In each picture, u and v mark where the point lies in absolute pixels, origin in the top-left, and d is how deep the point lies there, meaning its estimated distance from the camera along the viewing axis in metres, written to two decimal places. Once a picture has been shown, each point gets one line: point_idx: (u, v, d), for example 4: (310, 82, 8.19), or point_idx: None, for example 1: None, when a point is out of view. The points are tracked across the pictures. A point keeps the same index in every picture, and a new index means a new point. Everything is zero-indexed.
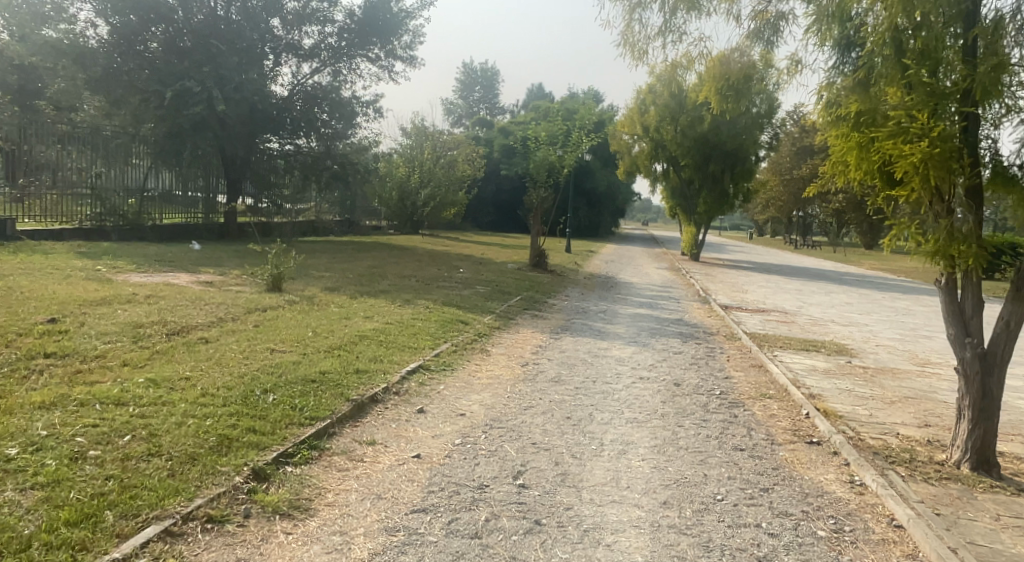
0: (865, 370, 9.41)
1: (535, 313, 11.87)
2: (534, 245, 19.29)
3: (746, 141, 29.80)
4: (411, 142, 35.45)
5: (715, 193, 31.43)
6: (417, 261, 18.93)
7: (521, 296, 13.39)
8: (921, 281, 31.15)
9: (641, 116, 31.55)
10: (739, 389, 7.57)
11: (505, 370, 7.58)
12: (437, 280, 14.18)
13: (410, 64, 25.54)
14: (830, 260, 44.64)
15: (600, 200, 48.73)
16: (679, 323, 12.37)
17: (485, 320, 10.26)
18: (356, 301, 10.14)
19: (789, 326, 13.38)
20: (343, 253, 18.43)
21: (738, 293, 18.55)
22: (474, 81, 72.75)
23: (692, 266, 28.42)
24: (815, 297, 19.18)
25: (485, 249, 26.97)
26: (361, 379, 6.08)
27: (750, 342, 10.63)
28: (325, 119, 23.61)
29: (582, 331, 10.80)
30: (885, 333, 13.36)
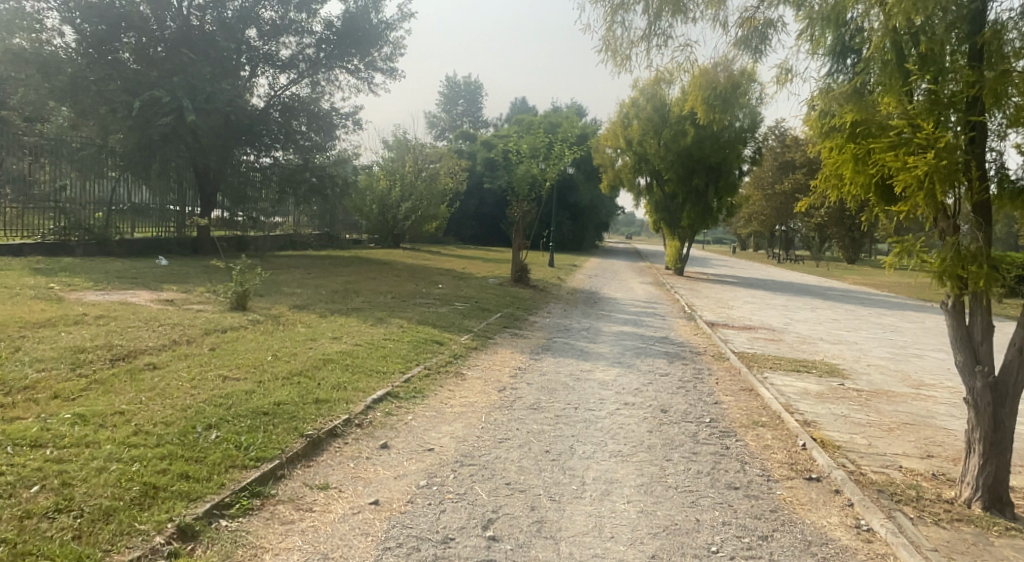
0: (859, 394, 8.99)
1: (515, 332, 11.39)
2: (515, 261, 18.83)
3: (729, 155, 29.58)
4: (392, 155, 35.00)
5: (698, 207, 31.15)
6: (395, 276, 18.42)
7: (501, 313, 12.90)
8: (905, 296, 31.05)
9: (624, 129, 31.31)
10: (730, 417, 7.11)
11: (480, 396, 7.08)
12: (414, 297, 13.68)
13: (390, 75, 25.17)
14: (813, 274, 44.57)
15: (583, 214, 48.48)
16: (665, 342, 11.93)
17: (462, 340, 9.76)
18: (325, 321, 9.60)
19: (776, 344, 12.98)
20: (319, 269, 17.87)
21: (723, 310, 18.17)
22: (457, 95, 72.61)
23: (676, 281, 28.08)
24: (801, 313, 18.86)
25: (466, 264, 26.47)
26: (320, 411, 5.56)
27: (738, 363, 10.20)
28: (305, 132, 23.39)
29: (564, 351, 10.32)
30: (874, 351, 12.99)
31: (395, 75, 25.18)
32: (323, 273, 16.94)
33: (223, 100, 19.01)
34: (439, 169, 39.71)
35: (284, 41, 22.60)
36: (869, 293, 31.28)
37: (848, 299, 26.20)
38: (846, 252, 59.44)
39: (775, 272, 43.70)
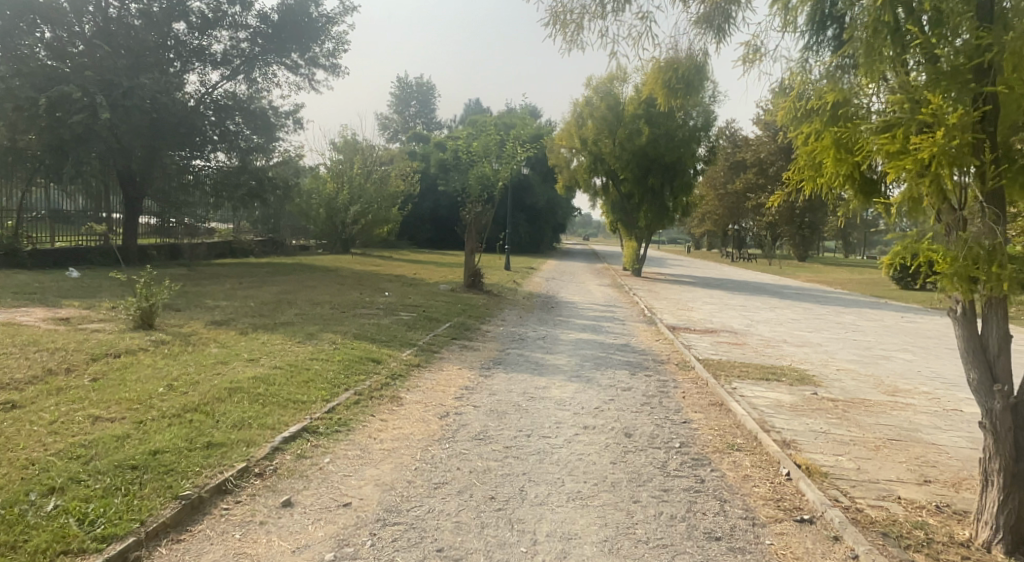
0: (836, 403, 8.24)
1: (463, 344, 10.41)
2: (467, 264, 17.83)
3: (685, 153, 29.11)
4: (339, 156, 33.69)
5: (654, 207, 30.55)
6: (338, 284, 17.28)
7: (449, 323, 11.89)
8: (860, 293, 30.93)
9: (578, 129, 30.60)
10: (702, 440, 6.26)
11: (416, 426, 6.09)
12: (355, 307, 12.59)
13: (333, 72, 23.96)
14: (769, 273, 44.56)
15: (539, 215, 47.71)
16: (626, 350, 11.09)
17: (403, 356, 8.75)
18: (245, 338, 8.57)
19: (741, 348, 12.25)
20: (254, 278, 16.66)
21: (683, 312, 17.48)
22: (409, 95, 71.20)
23: (634, 282, 27.44)
24: (761, 314, 18.28)
25: (417, 269, 25.36)
26: (210, 460, 4.59)
27: (704, 372, 9.39)
28: (244, 132, 22.30)
29: (517, 364, 9.38)
30: (842, 354, 12.36)
31: (338, 72, 24.01)
32: (258, 282, 15.74)
33: (143, 95, 17.44)
34: (390, 171, 38.49)
35: (216, 35, 21.27)
36: (825, 291, 31.09)
37: (806, 298, 25.88)
38: (798, 250, 59.94)
39: (731, 271, 43.55)
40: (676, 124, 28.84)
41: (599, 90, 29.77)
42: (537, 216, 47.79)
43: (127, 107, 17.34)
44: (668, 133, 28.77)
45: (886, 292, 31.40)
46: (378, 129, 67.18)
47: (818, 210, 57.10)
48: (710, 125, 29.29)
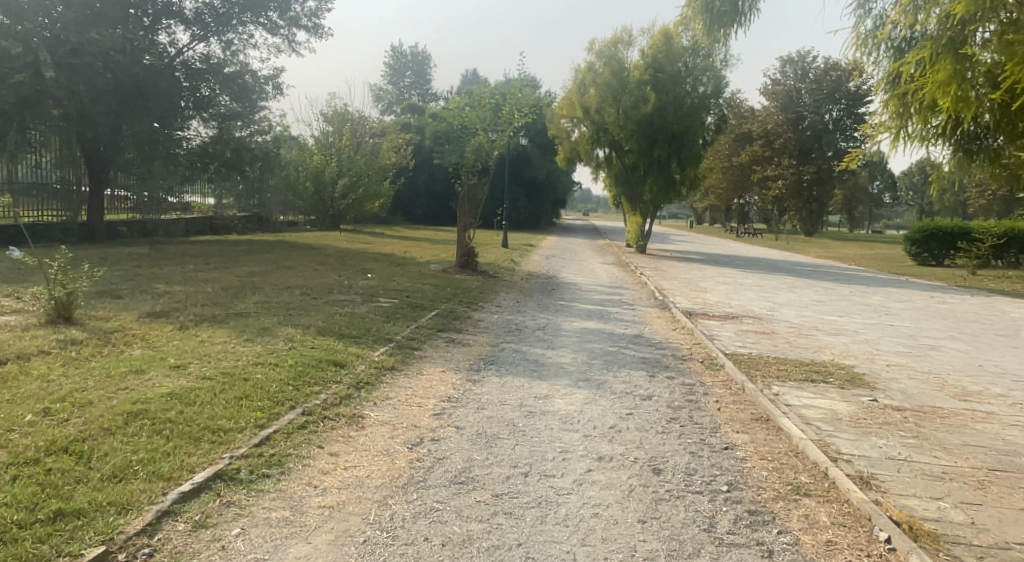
0: (905, 415, 6.69)
1: (451, 338, 8.85)
2: (460, 242, 16.27)
3: (694, 123, 27.44)
4: (328, 128, 31.99)
5: (661, 179, 28.89)
6: (317, 264, 15.70)
7: (436, 311, 10.35)
8: (878, 270, 29.30)
9: (580, 98, 28.82)
10: (756, 480, 4.74)
11: (376, 464, 4.54)
12: (330, 293, 11.05)
13: (316, 34, 22.36)
14: (777, 249, 42.90)
15: (538, 190, 45.95)
16: (639, 344, 9.52)
17: (375, 358, 7.17)
18: (183, 335, 7.04)
19: (769, 338, 10.69)
20: (224, 257, 15.16)
21: (695, 294, 15.93)
22: (404, 65, 69.10)
23: (639, 260, 25.89)
24: (781, 296, 16.70)
25: (408, 247, 23.79)
26: (41, 547, 3.09)
27: (737, 372, 7.85)
28: (221, 99, 21.22)
29: (513, 364, 7.81)
30: (884, 344, 10.80)
31: (321, 35, 22.40)
32: (227, 262, 14.22)
33: (94, 52, 16.00)
34: (381, 144, 36.76)
35: None
36: (840, 267, 29.51)
37: (821, 275, 24.33)
38: (804, 225, 58.35)
39: (737, 247, 41.97)
40: (684, 90, 27.22)
41: (604, 55, 28.15)
42: (537, 190, 46.06)
43: (78, 66, 15.99)
44: (676, 100, 27.11)
45: (903, 269, 29.87)
46: (372, 100, 65.21)
47: (825, 182, 55.57)
48: (720, 92, 27.64)
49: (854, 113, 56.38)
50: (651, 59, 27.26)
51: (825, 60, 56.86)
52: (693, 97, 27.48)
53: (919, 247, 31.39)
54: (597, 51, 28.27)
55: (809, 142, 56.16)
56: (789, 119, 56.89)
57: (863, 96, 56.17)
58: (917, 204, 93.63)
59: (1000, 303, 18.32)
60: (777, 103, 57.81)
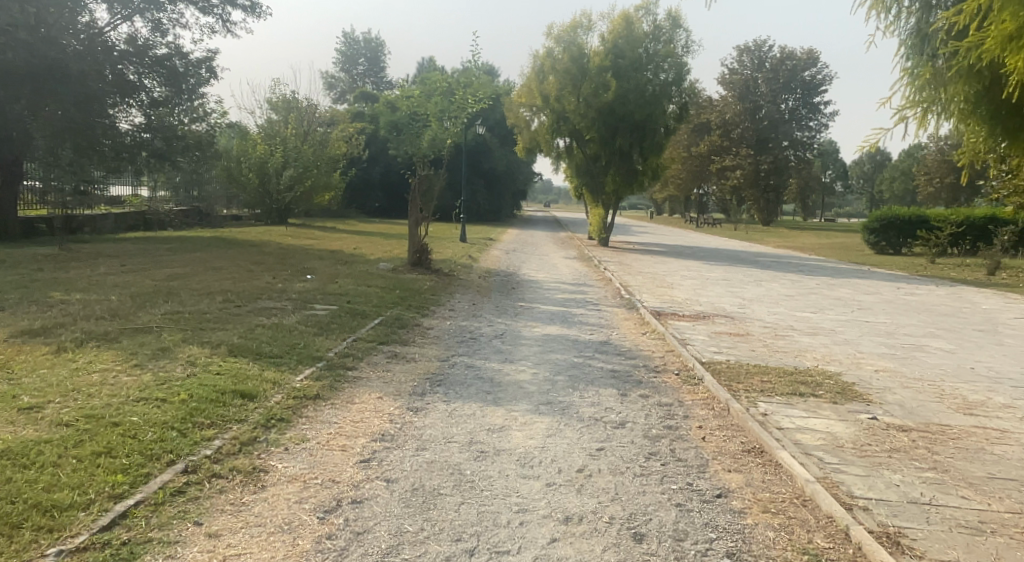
0: (914, 439, 5.79)
1: (393, 353, 7.68)
2: (411, 239, 15.04)
3: (655, 111, 26.58)
4: (270, 122, 30.71)
5: (623, 169, 28.00)
6: (253, 264, 14.32)
7: (379, 320, 9.16)
8: (841, 260, 28.88)
9: (538, 85, 27.65)
10: (763, 548, 3.75)
11: (270, 548, 3.38)
12: (259, 299, 9.78)
13: (253, 14, 21.16)
14: (738, 239, 42.54)
15: (497, 181, 44.73)
16: (607, 353, 8.49)
17: (296, 385, 5.95)
18: (54, 360, 5.74)
19: (746, 341, 9.77)
20: (149, 258, 13.75)
21: (661, 291, 15.01)
22: (357, 52, 67.02)
23: (602, 253, 25.00)
24: (750, 290, 15.92)
25: (358, 242, 22.43)
26: None
27: (719, 388, 6.88)
28: (150, 84, 20.24)
29: (464, 385, 6.71)
30: (866, 344, 9.98)
31: (259, 15, 21.22)
32: (147, 264, 12.78)
33: None
34: (330, 134, 35.24)
35: None
36: (803, 258, 29.05)
37: (785, 267, 23.76)
38: (761, 215, 58.23)
39: (697, 238, 41.40)
40: (645, 78, 26.45)
41: (563, 40, 27.17)
42: (496, 182, 44.88)
43: None
44: (637, 88, 26.27)
45: (863, 258, 29.52)
46: (324, 89, 63.23)
47: (782, 171, 55.68)
48: (682, 80, 27.03)
49: (809, 103, 57.67)
50: (611, 45, 26.48)
51: (781, 49, 57.04)
52: (655, 84, 26.72)
53: (876, 236, 31.11)
54: (555, 37, 27.26)
55: (767, 132, 56.34)
56: (746, 109, 56.71)
57: (817, 85, 57.54)
58: (868, 193, 95.17)
59: (968, 294, 17.88)
60: (735, 93, 57.64)
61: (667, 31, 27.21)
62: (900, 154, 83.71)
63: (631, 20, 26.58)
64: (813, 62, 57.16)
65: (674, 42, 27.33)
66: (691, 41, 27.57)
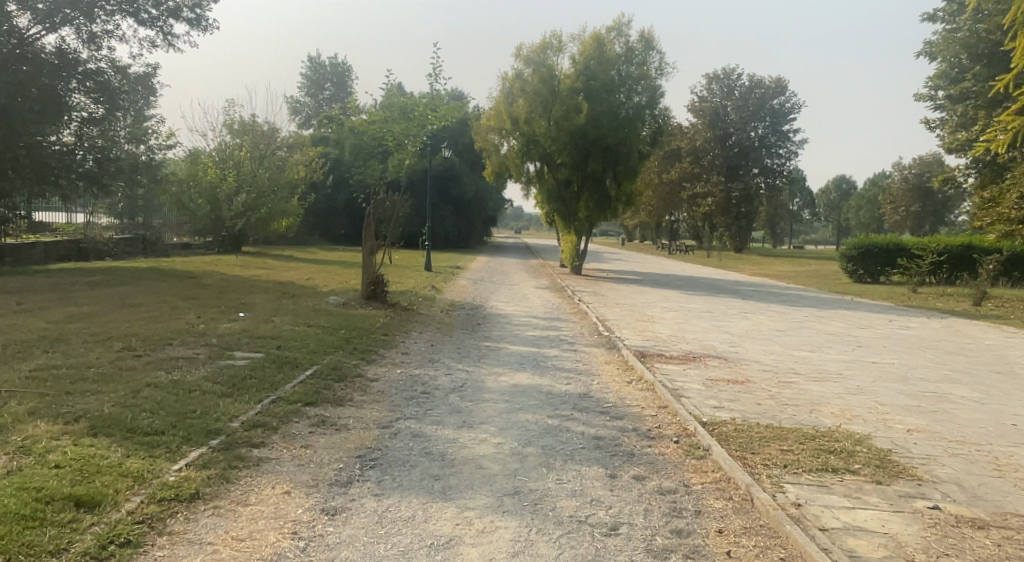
0: (999, 543, 4.34)
1: (320, 419, 6.08)
2: (365, 268, 13.42)
3: (629, 134, 25.49)
4: (223, 145, 29.06)
5: (596, 195, 26.80)
6: (182, 299, 12.64)
7: (312, 372, 7.55)
8: (821, 289, 27.83)
9: (508, 108, 26.47)
10: None
11: None
12: (167, 346, 8.14)
13: (195, 26, 20.06)
14: (713, 267, 41.52)
15: (465, 208, 43.33)
16: (588, 412, 6.95)
17: (167, 479, 4.39)
18: None
19: (747, 391, 8.32)
20: (57, 294, 12.01)
21: (642, 327, 13.57)
22: (323, 78, 65.57)
23: (575, 283, 23.61)
24: (737, 325, 14.59)
25: (312, 272, 20.73)
26: None
27: (732, 463, 5.40)
28: (79, 99, 18.89)
29: (405, 467, 5.13)
30: (884, 393, 8.59)
31: (204, 27, 20.07)
32: (51, 302, 11.06)
33: None
34: (288, 158, 33.63)
35: None
36: (782, 287, 27.97)
37: (767, 297, 22.59)
38: (733, 243, 57.09)
39: (670, 266, 40.19)
40: (618, 100, 25.41)
41: (532, 61, 26.04)
42: (465, 208, 43.46)
43: None
44: (610, 111, 25.20)
45: (841, 286, 28.52)
46: (288, 114, 61.66)
47: (752, 199, 55.18)
48: (655, 103, 26.04)
49: (778, 131, 57.17)
50: (582, 66, 25.44)
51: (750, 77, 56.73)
52: (628, 108, 25.67)
53: (854, 263, 30.06)
54: (524, 57, 26.13)
55: (737, 159, 56.07)
56: (717, 136, 56.40)
57: (786, 113, 57.19)
58: (836, 220, 95.55)
59: (963, 327, 16.78)
60: (706, 121, 56.99)
61: (639, 52, 26.36)
62: (866, 182, 84.16)
63: (603, 41, 25.64)
64: (782, 90, 56.90)
65: (647, 64, 26.42)
66: (665, 63, 26.68)
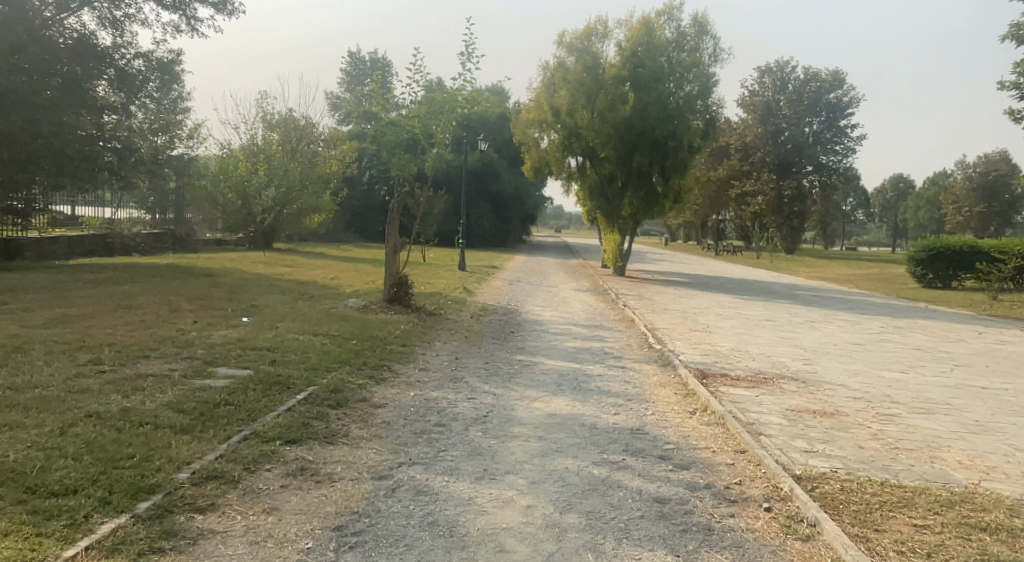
0: None
1: (298, 468, 4.71)
2: (387, 268, 12.07)
3: (680, 126, 23.75)
4: (256, 138, 28.80)
5: (642, 191, 25.09)
6: (187, 300, 11.47)
7: (303, 397, 6.19)
8: (888, 294, 25.62)
9: (549, 99, 24.97)
10: None
11: None
12: (140, 361, 6.87)
13: (220, 11, 19.05)
14: (765, 269, 39.30)
15: (504, 205, 42.04)
16: (645, 459, 5.41)
17: None
18: None
19: (842, 426, 6.71)
20: (52, 293, 10.97)
21: (698, 338, 11.96)
22: (364, 73, 64.98)
23: (619, 285, 22.02)
24: (806, 337, 12.86)
25: (338, 271, 19.57)
26: None
27: (854, 552, 3.85)
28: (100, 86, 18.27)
29: (398, 551, 3.69)
30: (1015, 432, 6.87)
31: (229, 11, 19.05)
32: (38, 303, 9.98)
33: None
34: (321, 153, 32.77)
35: None
36: (845, 291, 25.88)
37: (831, 302, 20.65)
38: (784, 244, 54.53)
39: (719, 267, 38.15)
40: (668, 89, 23.70)
41: (575, 49, 24.50)
42: (504, 205, 42.13)
43: None
44: (659, 101, 23.49)
45: (910, 292, 26.27)
46: (328, 111, 61.25)
47: (805, 197, 52.76)
48: (708, 93, 24.26)
49: (835, 126, 54.41)
50: (629, 53, 23.79)
51: (805, 71, 54.21)
52: (678, 97, 23.96)
53: (924, 267, 27.77)
54: (567, 45, 24.60)
55: (790, 156, 53.62)
56: (768, 131, 54.03)
57: (843, 107, 54.38)
58: (892, 220, 91.58)
59: None
60: (756, 115, 55.11)
61: (692, 38, 24.60)
62: (926, 181, 80.33)
63: (653, 27, 23.94)
64: (839, 83, 54.13)
65: (700, 50, 24.63)
66: (719, 49, 24.87)
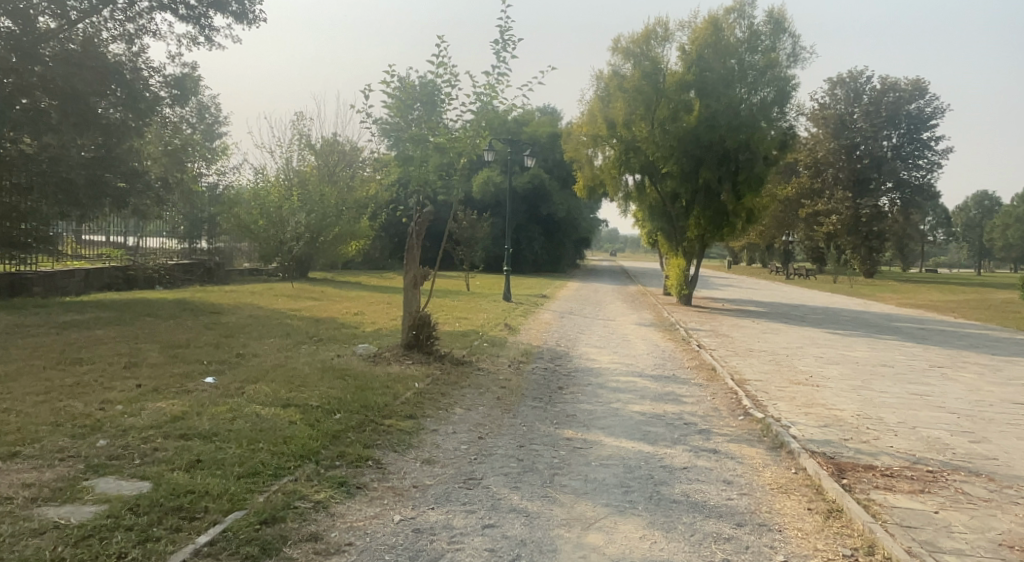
0: None
1: None
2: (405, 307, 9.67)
3: (753, 136, 20.87)
4: (292, 163, 26.99)
5: (710, 210, 22.18)
6: (158, 350, 9.23)
7: (204, 541, 3.73)
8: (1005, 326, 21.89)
9: (604, 111, 22.46)
10: None
11: None
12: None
13: (241, 21, 17.34)
14: (846, 295, 35.62)
15: (557, 229, 39.66)
16: None
17: None
18: None
19: None
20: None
21: (807, 396, 9.17)
22: None
23: (688, 317, 19.27)
24: (946, 392, 9.91)
25: (367, 304, 17.39)
26: None
27: None
28: None
29: None
30: None
31: (250, 21, 17.36)
32: None
33: None
34: (361, 177, 31.09)
35: None
36: (952, 322, 22.34)
37: (945, 337, 17.42)
38: (862, 266, 50.24)
39: (795, 294, 34.73)
40: (738, 95, 20.91)
41: (633, 54, 22.03)
42: (556, 228, 39.65)
43: None
44: (730, 108, 20.75)
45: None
46: None
47: (885, 217, 48.62)
48: (785, 98, 21.34)
49: (916, 139, 50.36)
50: (695, 57, 21.16)
51: (882, 80, 50.39)
52: (751, 104, 21.16)
53: None
54: (624, 50, 22.16)
55: (867, 172, 49.63)
56: (842, 146, 50.46)
57: (925, 119, 50.43)
58: (977, 240, 85.20)
59: None
60: (829, 129, 51.43)
61: (766, 37, 21.83)
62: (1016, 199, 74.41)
63: (721, 27, 21.31)
64: (920, 92, 50.27)
65: (776, 50, 21.85)
66: (799, 48, 22.09)
